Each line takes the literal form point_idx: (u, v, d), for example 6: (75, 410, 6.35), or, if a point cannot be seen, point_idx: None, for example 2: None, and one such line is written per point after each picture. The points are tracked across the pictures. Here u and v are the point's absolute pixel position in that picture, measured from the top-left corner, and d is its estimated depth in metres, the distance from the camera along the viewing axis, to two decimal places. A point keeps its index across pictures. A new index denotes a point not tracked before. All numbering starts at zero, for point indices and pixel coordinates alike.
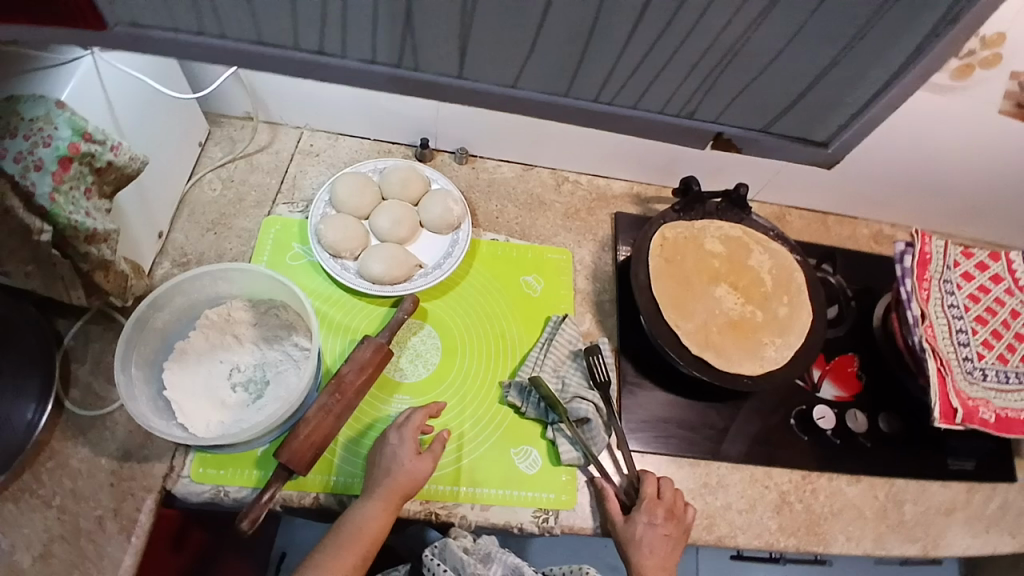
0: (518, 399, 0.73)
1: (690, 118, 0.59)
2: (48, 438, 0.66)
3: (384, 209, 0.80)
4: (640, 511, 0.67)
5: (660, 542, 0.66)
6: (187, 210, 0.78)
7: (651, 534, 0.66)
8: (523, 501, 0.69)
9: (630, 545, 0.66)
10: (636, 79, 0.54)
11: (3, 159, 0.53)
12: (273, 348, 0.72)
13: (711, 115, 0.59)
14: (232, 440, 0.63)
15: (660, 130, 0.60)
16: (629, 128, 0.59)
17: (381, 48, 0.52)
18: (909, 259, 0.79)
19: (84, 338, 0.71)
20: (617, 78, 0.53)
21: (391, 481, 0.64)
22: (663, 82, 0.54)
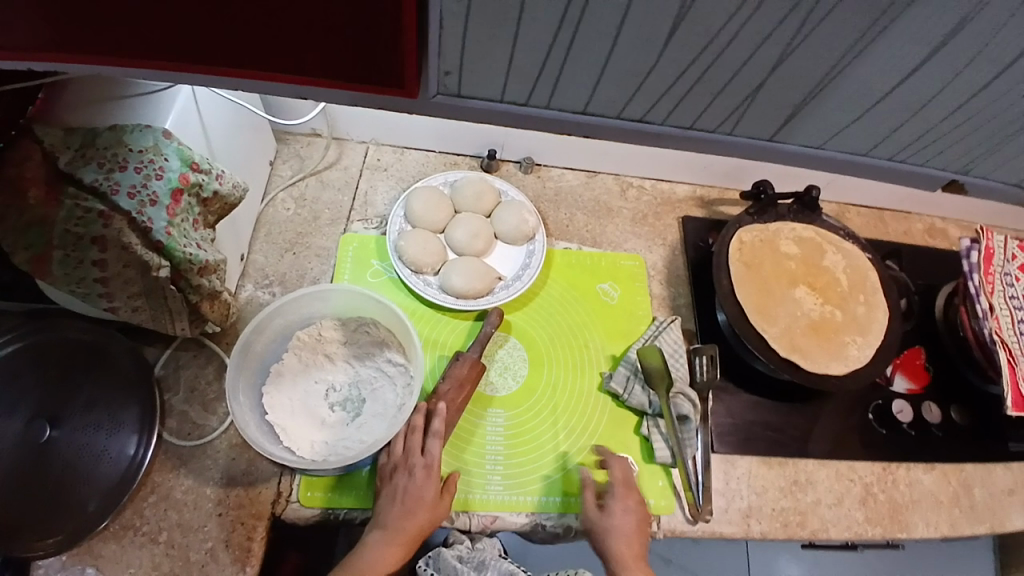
0: (620, 386, 0.75)
1: (960, 174, 0.63)
2: (149, 471, 0.66)
3: (460, 222, 0.79)
4: (612, 496, 0.67)
5: (628, 522, 0.66)
6: (264, 230, 0.78)
7: (625, 521, 0.66)
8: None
9: (604, 535, 0.65)
10: (927, 149, 0.58)
11: (116, 194, 0.51)
12: (365, 366, 0.72)
13: (981, 173, 0.64)
14: (350, 461, 0.63)
15: (921, 183, 0.63)
16: (912, 181, 0.63)
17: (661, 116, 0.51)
18: (974, 255, 0.80)
19: (174, 365, 0.71)
20: (962, 153, 0.59)
21: (405, 524, 0.61)
22: (943, 142, 0.57)
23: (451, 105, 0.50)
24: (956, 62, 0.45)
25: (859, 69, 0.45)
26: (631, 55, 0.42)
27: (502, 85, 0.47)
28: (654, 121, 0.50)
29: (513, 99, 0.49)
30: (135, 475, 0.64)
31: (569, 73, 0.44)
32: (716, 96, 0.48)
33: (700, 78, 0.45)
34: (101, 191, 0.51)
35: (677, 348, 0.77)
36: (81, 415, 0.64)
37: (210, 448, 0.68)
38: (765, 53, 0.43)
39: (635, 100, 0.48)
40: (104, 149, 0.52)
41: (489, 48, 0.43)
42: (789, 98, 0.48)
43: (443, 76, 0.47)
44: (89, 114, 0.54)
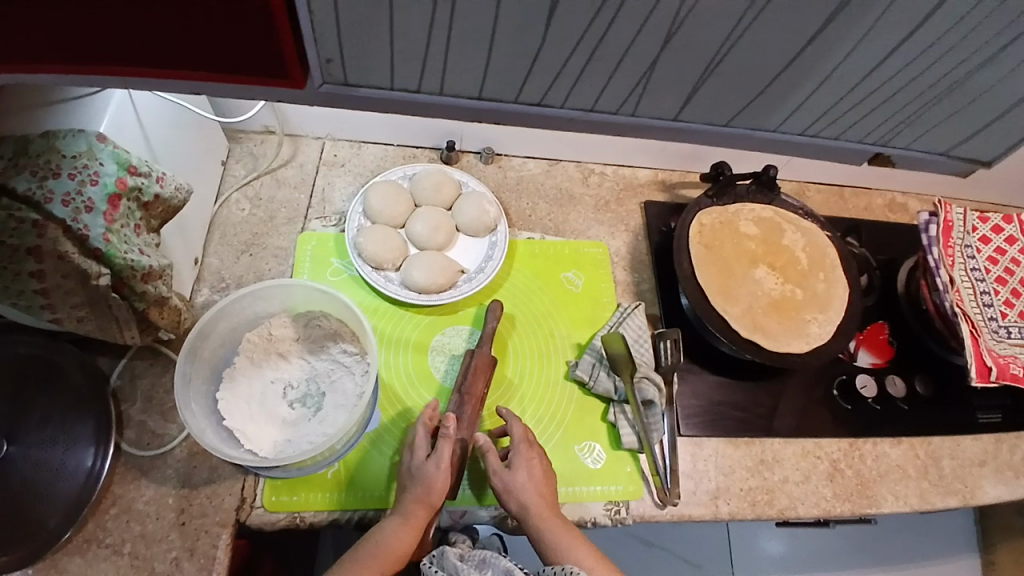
0: (586, 373, 0.75)
1: (882, 146, 0.77)
2: (109, 483, 0.65)
3: (419, 216, 0.78)
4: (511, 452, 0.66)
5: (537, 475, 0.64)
6: (219, 232, 0.77)
7: (529, 471, 0.64)
8: (594, 495, 0.71)
9: (514, 488, 0.63)
10: (836, 123, 0.71)
11: (50, 203, 0.49)
12: (323, 358, 0.70)
13: (902, 142, 0.76)
14: (308, 454, 0.62)
15: (847, 154, 0.78)
16: (832, 152, 0.78)
17: (577, 98, 0.63)
18: (933, 228, 0.81)
19: (130, 375, 0.70)
20: (881, 122, 0.71)
21: (419, 490, 0.62)
22: (886, 108, 0.68)
23: (337, 92, 0.61)
24: (833, 36, 0.56)
25: (759, 45, 0.57)
26: (521, 58, 0.57)
27: (390, 71, 0.58)
28: (555, 104, 0.64)
29: (403, 85, 0.60)
30: (94, 487, 0.62)
31: (452, 55, 0.56)
32: (621, 71, 0.59)
33: (592, 55, 0.57)
34: (35, 200, 0.49)
35: (639, 334, 0.77)
36: (36, 432, 0.62)
37: (171, 457, 0.67)
38: (647, 38, 0.55)
39: (537, 80, 0.60)
40: (36, 157, 0.50)
41: (371, 42, 0.54)
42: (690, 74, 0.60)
43: (327, 65, 0.57)
44: (27, 119, 0.52)
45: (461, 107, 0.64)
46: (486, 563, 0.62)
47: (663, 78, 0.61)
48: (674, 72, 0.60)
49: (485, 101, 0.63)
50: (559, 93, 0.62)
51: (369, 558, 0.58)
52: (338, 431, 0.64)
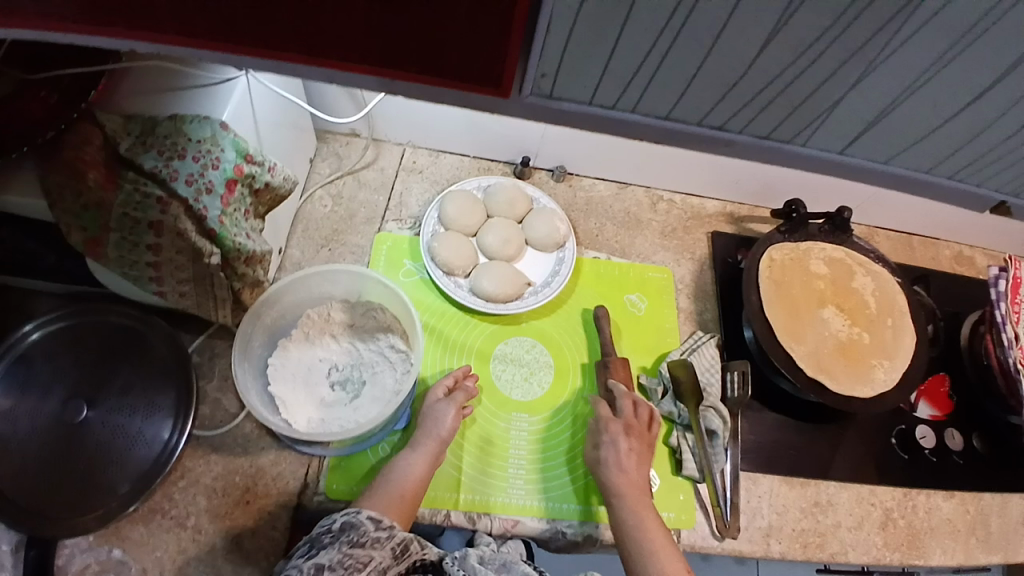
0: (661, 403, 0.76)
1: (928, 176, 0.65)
2: (180, 456, 0.67)
3: (491, 227, 0.80)
4: (601, 434, 0.67)
5: (629, 463, 0.65)
6: (302, 226, 0.80)
7: (614, 454, 0.66)
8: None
9: (598, 467, 0.66)
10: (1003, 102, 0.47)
11: (175, 181, 0.52)
12: (369, 347, 0.71)
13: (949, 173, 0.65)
14: (340, 436, 0.63)
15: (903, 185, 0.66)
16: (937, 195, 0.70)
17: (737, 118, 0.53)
18: (1002, 283, 0.79)
19: (209, 353, 0.73)
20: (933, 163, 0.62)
21: (431, 432, 0.66)
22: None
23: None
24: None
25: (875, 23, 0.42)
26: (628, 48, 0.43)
27: (593, 79, 0.47)
28: (711, 124, 0.54)
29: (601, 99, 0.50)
30: (165, 463, 0.65)
31: (654, 52, 0.44)
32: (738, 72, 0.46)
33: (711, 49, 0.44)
34: (160, 177, 0.52)
35: (712, 363, 0.76)
36: (117, 398, 0.66)
37: (240, 435, 0.69)
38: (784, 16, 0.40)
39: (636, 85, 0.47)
40: (163, 138, 0.53)
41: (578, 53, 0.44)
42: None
43: (540, 77, 0.47)
44: (151, 101, 0.56)
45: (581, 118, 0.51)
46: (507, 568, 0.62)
47: (849, 89, 0.50)
48: (887, 51, 0.46)
49: (597, 108, 0.50)
50: (723, 110, 0.52)
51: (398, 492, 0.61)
52: (374, 421, 0.65)
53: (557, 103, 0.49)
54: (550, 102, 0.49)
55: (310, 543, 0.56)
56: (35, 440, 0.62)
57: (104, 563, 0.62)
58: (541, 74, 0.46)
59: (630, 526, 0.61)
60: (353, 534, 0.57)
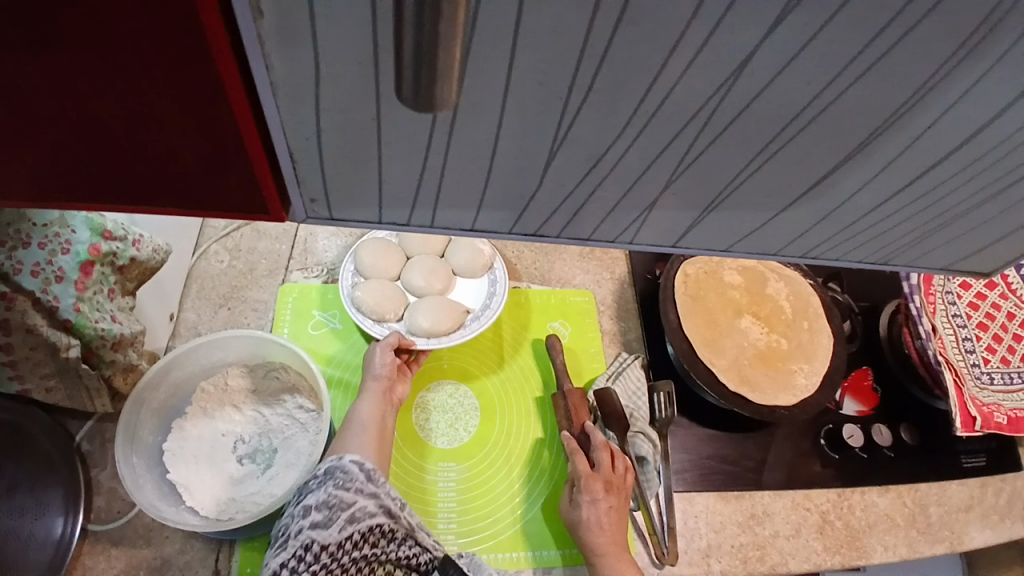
0: None
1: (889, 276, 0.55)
2: (76, 555, 0.61)
3: (414, 263, 0.77)
4: (580, 492, 0.65)
5: (610, 519, 0.65)
6: (196, 286, 0.75)
7: (596, 512, 0.64)
8: (572, 560, 0.68)
9: (581, 528, 0.65)
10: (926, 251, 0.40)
11: (19, 274, 0.47)
12: (275, 410, 0.66)
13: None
14: (249, 520, 0.58)
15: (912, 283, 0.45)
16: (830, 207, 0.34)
17: (614, 219, 0.35)
18: (913, 278, 0.81)
19: (100, 438, 0.67)
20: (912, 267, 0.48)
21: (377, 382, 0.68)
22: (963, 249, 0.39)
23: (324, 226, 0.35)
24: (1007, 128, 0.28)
25: (791, 176, 0.32)
26: (465, 164, 0.29)
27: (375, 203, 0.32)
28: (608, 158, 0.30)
29: (393, 218, 0.34)
30: (63, 558, 0.59)
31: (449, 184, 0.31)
32: (615, 209, 0.34)
33: (590, 197, 0.33)
34: (2, 271, 0.46)
35: (638, 386, 0.76)
36: (3, 498, 0.59)
37: (142, 524, 0.64)
38: (649, 177, 0.31)
39: (492, 213, 0.34)
40: (3, 225, 0.46)
41: (353, 168, 0.30)
42: (714, 185, 0.32)
43: (308, 201, 0.32)
44: None
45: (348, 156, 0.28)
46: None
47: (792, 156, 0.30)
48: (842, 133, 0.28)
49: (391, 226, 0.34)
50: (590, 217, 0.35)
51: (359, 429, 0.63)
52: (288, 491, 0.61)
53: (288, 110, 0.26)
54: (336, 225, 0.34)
55: (295, 494, 0.55)
56: None
57: None
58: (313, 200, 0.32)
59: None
60: (337, 478, 0.55)
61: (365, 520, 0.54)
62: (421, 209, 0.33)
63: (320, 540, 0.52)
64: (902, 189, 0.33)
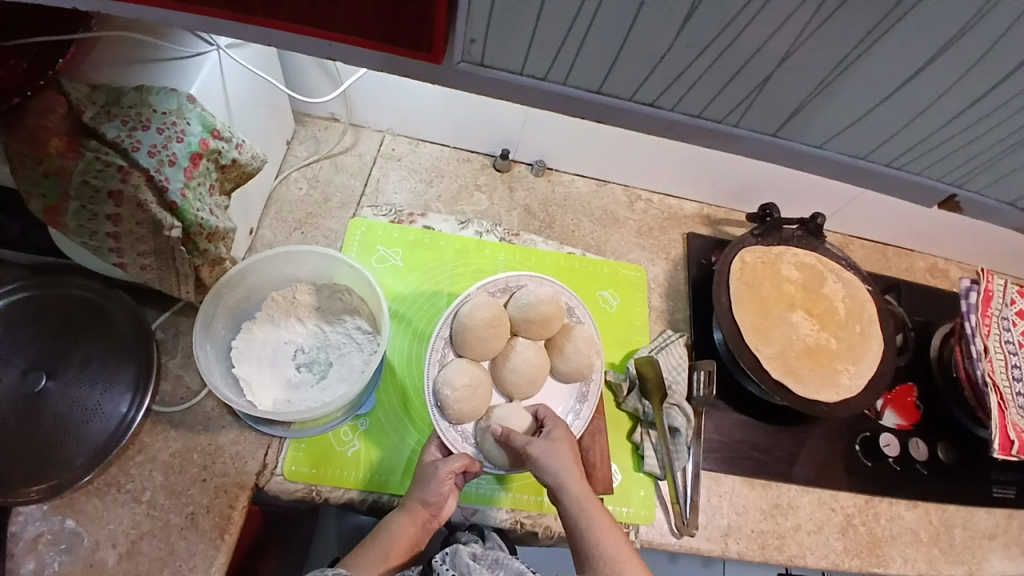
0: (635, 404, 0.75)
1: (956, 188, 0.57)
2: (138, 432, 0.67)
3: (516, 352, 0.69)
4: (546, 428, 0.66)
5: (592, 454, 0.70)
6: (275, 207, 0.80)
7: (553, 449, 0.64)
8: None
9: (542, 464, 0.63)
10: (925, 157, 0.52)
11: (137, 152, 0.52)
12: (334, 326, 0.71)
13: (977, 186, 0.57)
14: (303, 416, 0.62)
15: (915, 195, 0.57)
16: (803, 164, 0.53)
17: (691, 99, 0.46)
18: (973, 296, 0.80)
19: (174, 331, 0.72)
20: (970, 155, 0.51)
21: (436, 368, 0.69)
22: (953, 160, 0.52)
23: (473, 74, 0.46)
24: (983, 80, 0.42)
25: (847, 95, 0.45)
26: (649, 33, 0.40)
27: (524, 55, 0.43)
28: (666, 105, 0.47)
29: (533, 71, 0.45)
30: (122, 435, 0.64)
31: (589, 52, 0.42)
32: (694, 84, 0.45)
33: (713, 64, 0.42)
34: (122, 147, 0.52)
35: (679, 362, 0.77)
36: (78, 369, 0.65)
37: (201, 413, 0.69)
38: (754, 70, 0.43)
39: (651, 82, 0.45)
40: (128, 108, 0.53)
41: (515, 31, 0.41)
42: (835, 124, 0.48)
43: (469, 42, 0.42)
44: (116, 73, 0.55)
45: (515, 86, 0.46)
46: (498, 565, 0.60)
47: (779, 88, 0.44)
48: (801, 74, 0.43)
49: (528, 79, 0.45)
50: (677, 92, 0.46)
51: (381, 556, 0.62)
52: (340, 397, 0.65)
53: (489, 68, 0.45)
54: (482, 71, 0.45)
55: None
56: None
57: (56, 534, 0.61)
58: (473, 38, 0.42)
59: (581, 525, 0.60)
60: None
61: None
62: (559, 64, 0.44)
63: None
64: (884, 63, 0.41)
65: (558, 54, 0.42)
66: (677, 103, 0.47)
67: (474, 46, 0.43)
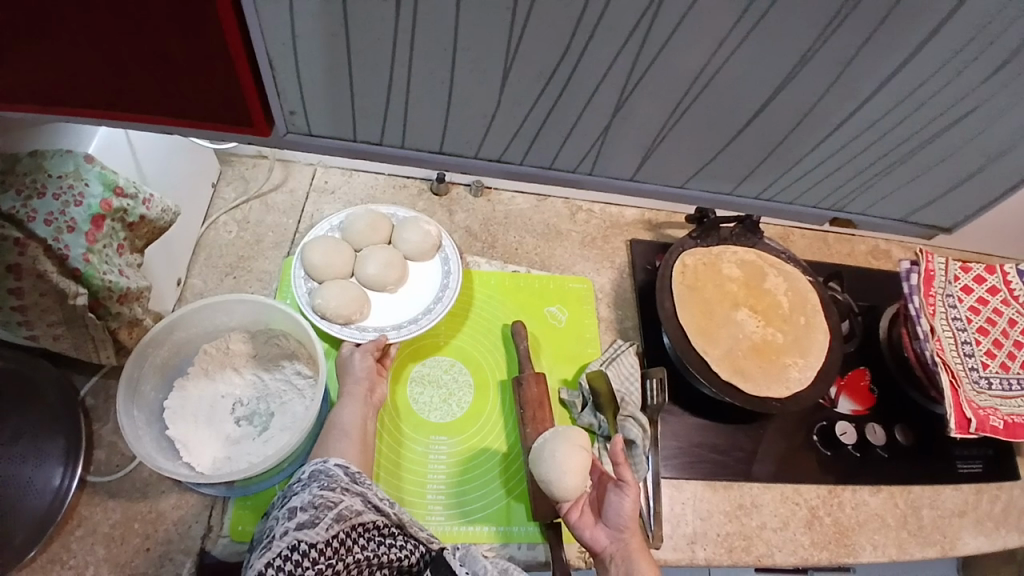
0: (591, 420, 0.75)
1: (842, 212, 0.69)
2: (73, 506, 0.64)
3: (364, 258, 0.76)
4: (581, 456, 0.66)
5: (632, 505, 0.64)
6: (205, 254, 0.78)
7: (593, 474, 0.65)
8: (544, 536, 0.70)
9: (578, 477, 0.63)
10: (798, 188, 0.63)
11: (33, 221, 0.50)
12: (272, 372, 0.69)
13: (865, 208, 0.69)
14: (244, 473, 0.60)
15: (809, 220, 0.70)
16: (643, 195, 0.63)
17: (540, 152, 0.56)
18: (915, 277, 0.81)
19: (104, 394, 0.69)
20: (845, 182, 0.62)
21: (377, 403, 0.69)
22: (828, 187, 0.63)
23: (302, 141, 0.57)
24: (813, 131, 0.54)
25: (575, 108, 0.51)
26: (467, 105, 0.51)
27: (345, 128, 0.54)
28: (516, 160, 0.58)
29: (365, 137, 0.56)
30: (60, 507, 0.62)
31: (415, 114, 0.52)
32: (535, 143, 0.55)
33: (546, 121, 0.52)
34: (17, 218, 0.49)
35: (630, 371, 0.76)
36: (7, 445, 0.61)
37: (140, 479, 0.66)
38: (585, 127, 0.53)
39: (491, 140, 0.55)
40: (23, 175, 0.50)
41: (330, 108, 0.52)
42: (691, 166, 0.59)
43: (289, 116, 0.53)
44: (10, 136, 0.52)
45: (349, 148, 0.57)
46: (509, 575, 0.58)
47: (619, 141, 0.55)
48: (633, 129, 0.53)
49: (362, 144, 0.56)
50: (519, 148, 0.56)
51: None
52: (282, 443, 0.63)
53: (341, 143, 0.56)
54: (311, 139, 0.56)
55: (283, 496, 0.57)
56: None
57: None
58: (291, 112, 0.53)
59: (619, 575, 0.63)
60: (323, 480, 0.56)
61: (353, 518, 0.55)
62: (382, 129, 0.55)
63: (308, 539, 0.52)
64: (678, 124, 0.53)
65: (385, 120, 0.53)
66: (524, 158, 0.58)
67: (295, 119, 0.54)
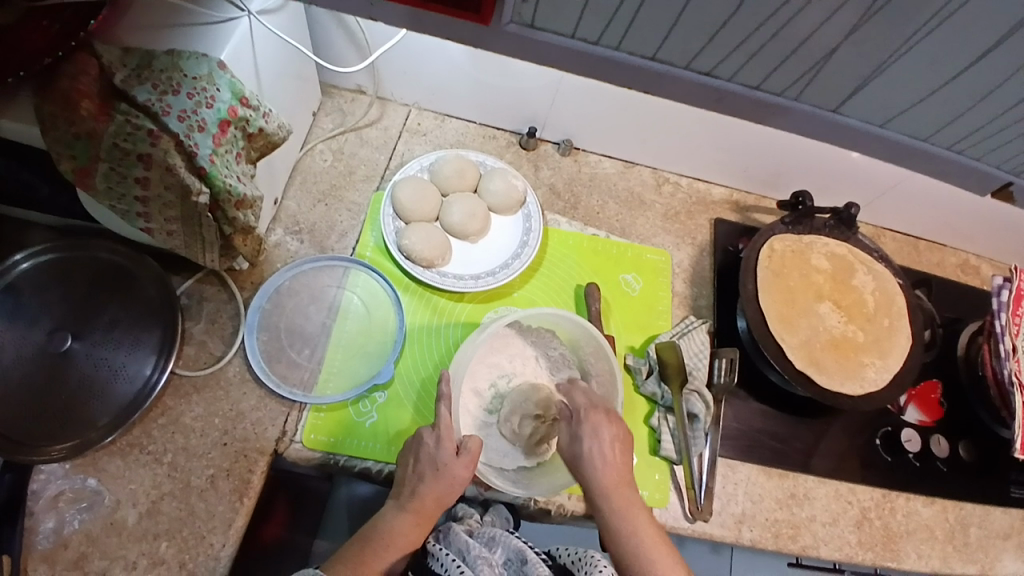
0: (654, 390, 0.75)
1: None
2: (161, 395, 0.67)
3: (450, 204, 0.77)
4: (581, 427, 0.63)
5: (615, 454, 0.62)
6: (300, 178, 0.80)
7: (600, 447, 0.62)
8: None
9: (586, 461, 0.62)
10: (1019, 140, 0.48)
11: (167, 116, 0.52)
12: (540, 366, 0.74)
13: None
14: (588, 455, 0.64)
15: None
16: (836, 135, 0.50)
17: (741, 69, 0.45)
18: (1005, 293, 0.75)
19: (198, 297, 0.73)
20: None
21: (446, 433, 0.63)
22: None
23: (522, 38, 0.44)
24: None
25: (905, 69, 0.42)
26: (701, 8, 0.39)
27: (573, 17, 0.42)
28: (720, 76, 0.46)
29: (584, 35, 0.44)
30: (146, 398, 0.65)
31: (644, 17, 0.41)
32: (780, 66, 0.44)
33: (775, 36, 0.41)
34: (152, 110, 0.51)
35: (701, 348, 0.76)
36: (104, 332, 0.66)
37: (223, 379, 0.70)
38: (832, 30, 0.40)
39: (708, 48, 0.43)
40: (159, 71, 0.52)
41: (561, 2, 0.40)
42: (923, 108, 0.46)
43: (520, 2, 0.41)
44: (147, 35, 0.54)
45: (551, 53, 0.45)
46: (495, 542, 0.62)
47: (840, 63, 0.43)
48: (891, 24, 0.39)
49: (577, 42, 0.44)
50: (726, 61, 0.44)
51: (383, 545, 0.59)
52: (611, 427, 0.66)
53: (533, 32, 0.44)
54: (524, 30, 0.44)
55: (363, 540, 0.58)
56: (16, 368, 0.62)
57: (79, 491, 0.63)
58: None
59: (624, 537, 0.59)
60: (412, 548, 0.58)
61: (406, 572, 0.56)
62: (610, 34, 0.43)
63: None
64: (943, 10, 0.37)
65: (611, 19, 0.42)
66: (734, 75, 0.45)
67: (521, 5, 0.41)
